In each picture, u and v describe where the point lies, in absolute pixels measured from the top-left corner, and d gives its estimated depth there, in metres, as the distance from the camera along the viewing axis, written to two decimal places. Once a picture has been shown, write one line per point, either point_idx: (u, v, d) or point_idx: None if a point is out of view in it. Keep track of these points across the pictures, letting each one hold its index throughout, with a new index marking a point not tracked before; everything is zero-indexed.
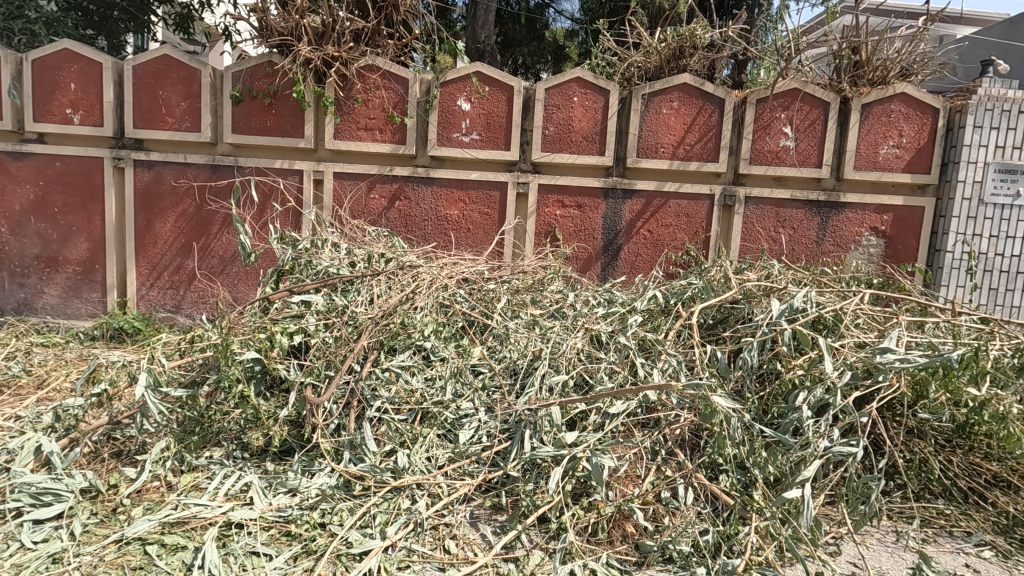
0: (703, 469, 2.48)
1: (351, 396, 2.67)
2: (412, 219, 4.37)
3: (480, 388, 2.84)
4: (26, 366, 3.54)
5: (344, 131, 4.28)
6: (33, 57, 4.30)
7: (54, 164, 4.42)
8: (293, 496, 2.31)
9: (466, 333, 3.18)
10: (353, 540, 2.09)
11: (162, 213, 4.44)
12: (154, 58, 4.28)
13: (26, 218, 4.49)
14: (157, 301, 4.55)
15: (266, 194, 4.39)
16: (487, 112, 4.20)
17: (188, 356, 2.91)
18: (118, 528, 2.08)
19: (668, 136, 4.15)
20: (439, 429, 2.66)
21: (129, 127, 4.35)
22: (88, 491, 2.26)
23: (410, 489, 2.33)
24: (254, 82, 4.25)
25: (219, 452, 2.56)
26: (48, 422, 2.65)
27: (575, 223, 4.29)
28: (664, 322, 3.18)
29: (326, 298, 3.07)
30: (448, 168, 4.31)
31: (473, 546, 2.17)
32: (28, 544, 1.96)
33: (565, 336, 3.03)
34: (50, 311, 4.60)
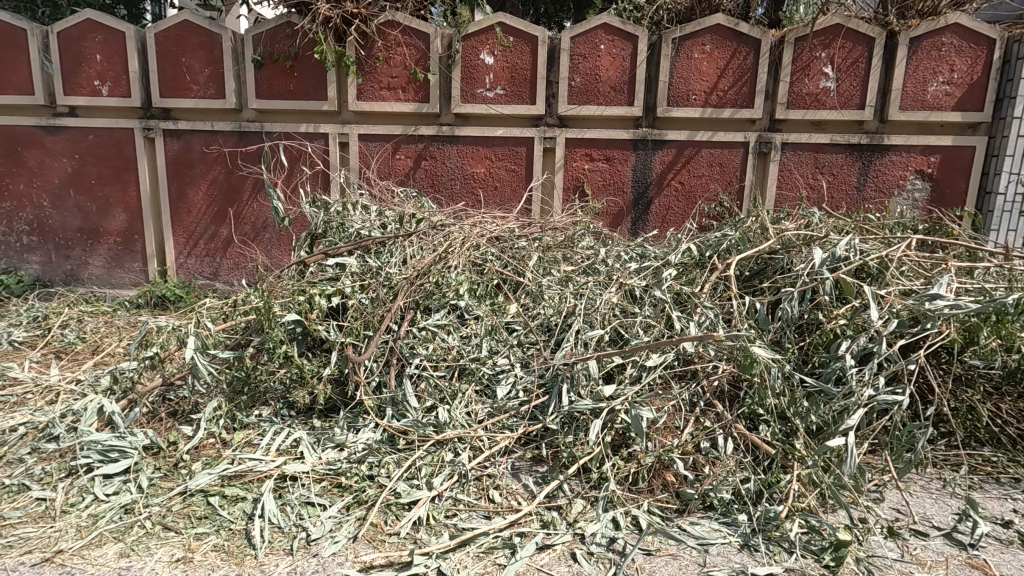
0: (743, 419, 2.46)
1: (390, 354, 2.72)
2: (438, 178, 4.33)
3: (516, 345, 2.87)
4: (80, 333, 3.72)
5: (367, 92, 4.22)
6: (58, 30, 4.34)
7: (87, 137, 4.51)
8: (341, 450, 2.39)
9: (501, 291, 3.19)
10: (401, 490, 2.17)
11: (193, 181, 4.50)
12: (175, 25, 4.26)
13: (66, 191, 4.64)
14: (195, 268, 4.67)
15: (294, 157, 4.40)
16: (511, 65, 4.08)
17: (230, 320, 2.98)
18: (181, 481, 2.20)
19: (700, 82, 3.98)
20: (477, 384, 2.71)
21: (157, 96, 4.37)
22: (150, 448, 2.38)
23: (452, 442, 2.39)
24: (275, 44, 4.20)
25: (268, 410, 2.66)
26: (106, 384, 2.77)
27: (604, 177, 4.20)
28: (699, 275, 3.13)
29: (360, 261, 3.13)
30: (472, 125, 4.24)
31: (517, 495, 2.23)
32: (101, 497, 2.09)
33: (599, 292, 3.02)
34: (96, 281, 4.80)
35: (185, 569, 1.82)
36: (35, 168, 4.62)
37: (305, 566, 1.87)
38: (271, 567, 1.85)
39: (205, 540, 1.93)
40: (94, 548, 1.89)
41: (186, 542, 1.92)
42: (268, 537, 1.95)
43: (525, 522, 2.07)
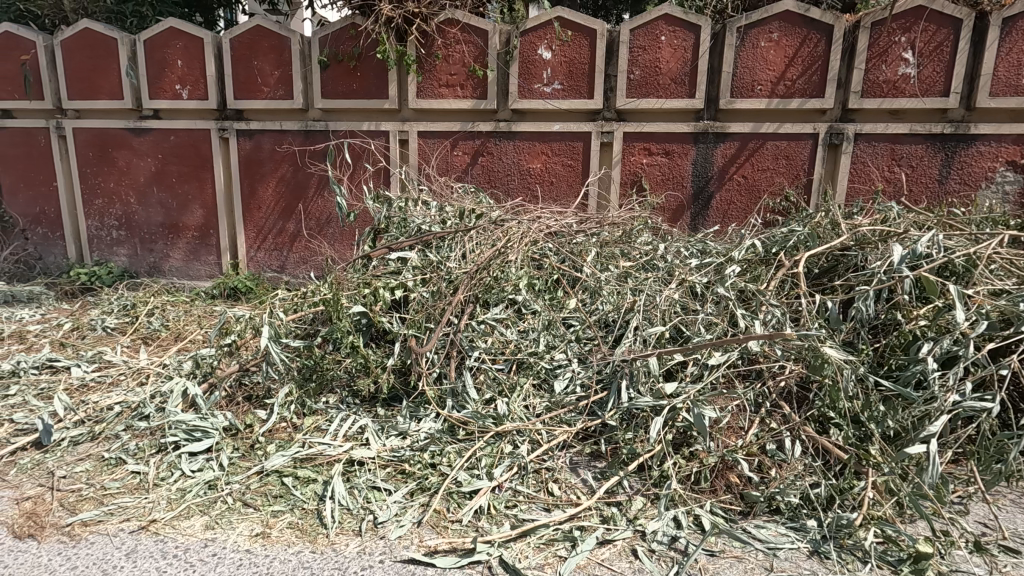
0: (812, 422, 2.36)
1: (451, 347, 2.77)
2: (495, 174, 4.38)
3: (573, 340, 2.88)
4: (164, 321, 4.00)
5: (426, 90, 4.31)
6: (144, 38, 4.67)
7: (169, 138, 4.83)
8: (404, 438, 2.47)
9: (559, 286, 3.20)
10: (462, 479, 2.21)
11: (263, 178, 4.73)
12: (248, 30, 4.48)
13: (150, 189, 4.99)
14: (264, 262, 4.91)
15: (358, 155, 4.55)
16: (569, 59, 4.05)
17: (300, 311, 3.13)
18: (258, 461, 2.33)
19: (767, 71, 3.83)
20: (535, 378, 2.73)
21: (231, 98, 4.62)
22: (229, 430, 2.54)
23: (511, 435, 2.42)
24: (339, 46, 4.36)
25: (334, 398, 2.78)
26: (188, 369, 2.97)
27: (663, 171, 4.12)
28: (765, 272, 3.02)
29: (421, 255, 3.22)
30: (530, 121, 4.25)
31: (576, 489, 2.24)
32: (188, 472, 2.25)
33: (659, 288, 2.98)
34: (175, 273, 5.14)
35: (264, 543, 1.93)
36: (124, 168, 5.00)
37: (373, 547, 1.94)
38: (341, 546, 1.94)
39: (281, 518, 2.04)
40: (183, 519, 2.03)
41: (264, 518, 2.04)
42: (338, 518, 2.04)
43: (585, 516, 2.08)
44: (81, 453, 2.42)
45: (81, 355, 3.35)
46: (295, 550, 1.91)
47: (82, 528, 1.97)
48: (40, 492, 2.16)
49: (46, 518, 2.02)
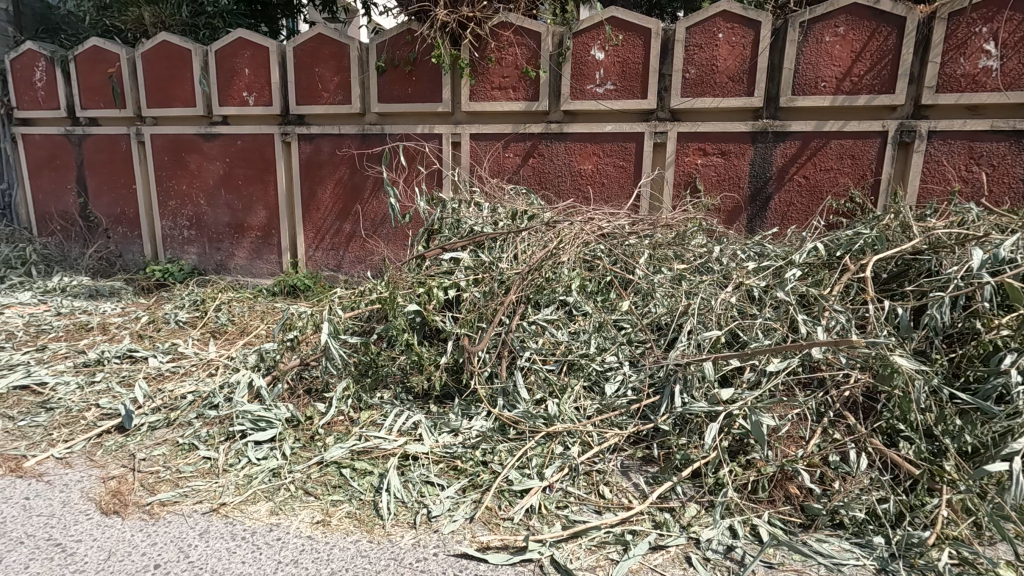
0: (879, 435, 2.25)
1: (502, 346, 2.80)
2: (546, 175, 4.38)
3: (625, 342, 2.86)
4: (230, 317, 4.23)
5: (479, 92, 4.38)
6: (215, 48, 4.94)
7: (236, 142, 5.09)
8: (456, 435, 2.52)
9: (612, 287, 3.19)
10: (513, 478, 2.24)
11: (322, 180, 4.92)
12: (310, 38, 4.67)
13: (218, 191, 5.28)
14: (322, 261, 5.11)
15: (412, 157, 4.66)
16: (623, 59, 4.01)
17: (358, 308, 3.24)
18: (318, 452, 2.43)
19: (831, 67, 3.67)
20: (586, 380, 2.73)
21: (294, 104, 4.83)
22: (291, 421, 2.66)
23: (561, 435, 2.43)
24: (396, 51, 4.48)
25: (389, 394, 2.86)
26: (254, 362, 3.13)
27: (719, 171, 4.02)
28: (828, 276, 2.90)
29: (473, 255, 3.27)
30: (582, 122, 4.24)
31: (628, 493, 2.21)
32: (254, 459, 2.37)
33: (715, 292, 2.92)
34: (240, 271, 5.41)
35: (325, 531, 2.00)
36: (195, 171, 5.31)
37: (427, 540, 1.98)
38: (397, 537, 1.99)
39: (340, 507, 2.12)
40: (250, 503, 2.13)
41: (324, 507, 2.12)
42: (394, 510, 2.10)
43: (637, 520, 2.06)
44: (158, 438, 2.59)
45: (158, 346, 3.59)
46: (353, 538, 1.98)
47: (160, 508, 2.10)
48: (123, 472, 2.32)
49: (129, 497, 2.16)
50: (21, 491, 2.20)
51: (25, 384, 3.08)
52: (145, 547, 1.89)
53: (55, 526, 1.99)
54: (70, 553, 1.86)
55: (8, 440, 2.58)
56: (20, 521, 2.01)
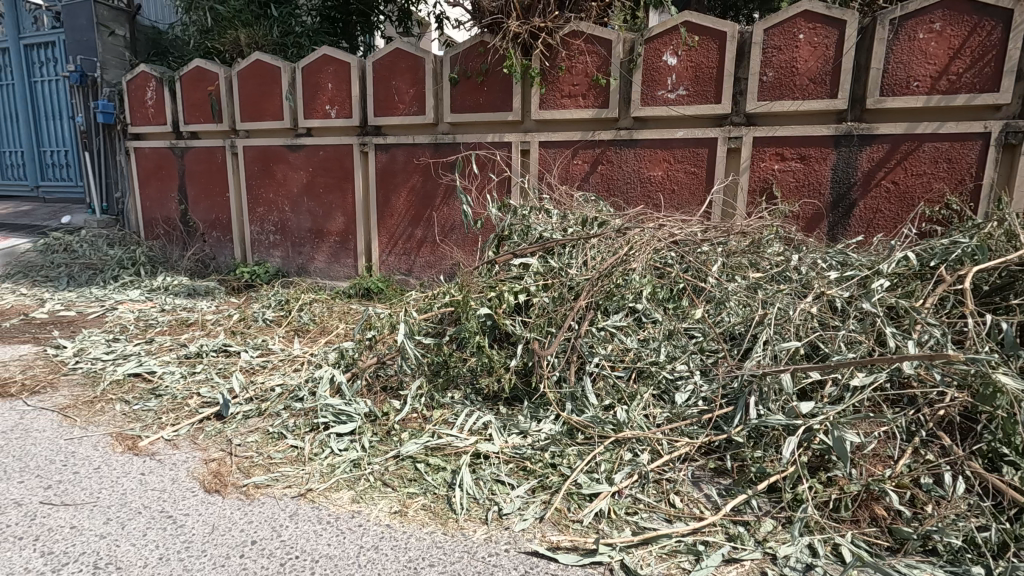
0: (980, 458, 2.10)
1: (571, 351, 2.82)
2: (615, 182, 4.38)
3: (696, 351, 2.81)
4: (311, 316, 4.50)
5: (549, 101, 4.44)
6: (302, 66, 5.30)
7: (319, 153, 5.43)
8: (525, 437, 2.57)
9: (684, 295, 3.14)
10: (582, 482, 2.26)
11: (396, 188, 5.15)
12: (388, 53, 4.92)
13: (302, 198, 5.63)
14: (395, 265, 5.32)
15: (483, 165, 4.79)
16: (696, 64, 3.95)
17: (431, 311, 3.36)
18: (395, 446, 2.55)
19: (926, 65, 3.45)
20: (655, 388, 2.70)
21: (372, 116, 5.09)
22: (369, 416, 2.81)
23: (630, 442, 2.43)
24: (469, 63, 4.64)
25: (460, 394, 2.96)
26: (335, 358, 3.32)
27: (797, 177, 3.87)
28: (920, 287, 2.74)
29: (542, 261, 3.32)
30: (652, 128, 4.20)
31: (699, 504, 2.18)
32: (336, 450, 2.52)
33: (793, 301, 2.82)
34: (319, 273, 5.74)
35: (402, 521, 2.11)
36: (281, 180, 5.69)
37: (499, 536, 2.04)
38: (469, 531, 2.06)
39: (415, 499, 2.22)
40: (334, 491, 2.27)
41: (401, 498, 2.23)
42: (466, 505, 2.18)
43: (709, 532, 2.03)
44: (252, 426, 2.80)
45: (248, 342, 3.89)
46: (428, 530, 2.06)
47: (255, 490, 2.28)
48: (222, 455, 2.54)
49: (228, 478, 2.36)
50: (137, 466, 2.44)
51: (138, 372, 3.42)
52: (243, 524, 2.06)
53: (166, 499, 2.19)
54: (179, 524, 2.04)
55: (125, 421, 2.88)
56: (137, 493, 2.23)
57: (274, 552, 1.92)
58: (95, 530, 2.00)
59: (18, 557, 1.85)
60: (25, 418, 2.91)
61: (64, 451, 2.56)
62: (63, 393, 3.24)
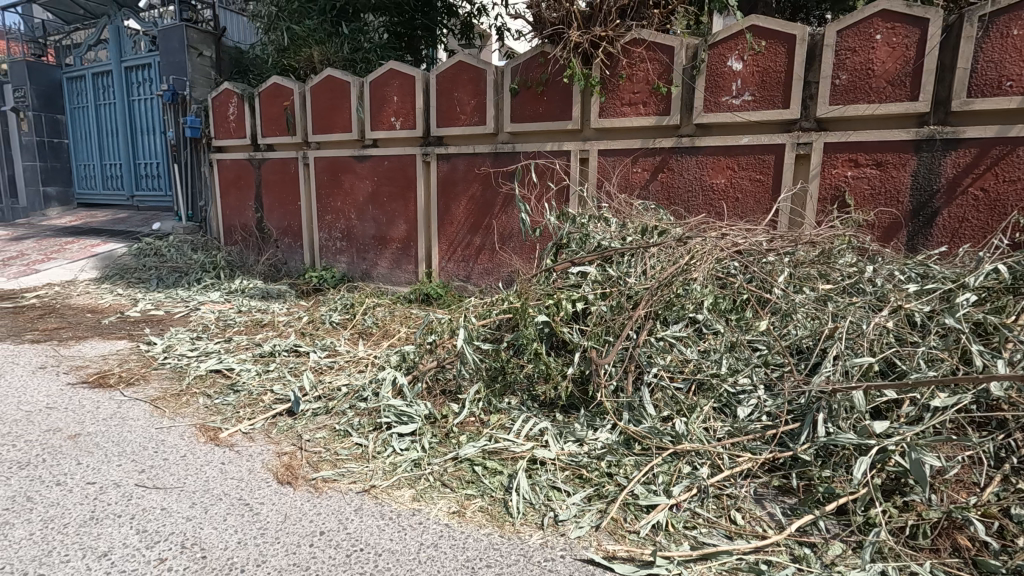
0: None
1: (629, 361, 2.80)
2: (675, 190, 4.32)
3: (760, 365, 2.73)
4: (375, 320, 4.68)
5: (609, 109, 4.44)
6: (369, 80, 5.55)
7: (384, 163, 5.66)
8: (581, 445, 2.58)
9: (748, 306, 3.06)
10: (639, 493, 2.24)
11: (456, 196, 5.28)
12: (451, 66, 5.07)
13: (367, 207, 5.88)
14: (453, 271, 5.45)
15: (542, 174, 4.84)
16: (763, 69, 3.85)
17: (489, 317, 3.43)
18: (453, 448, 2.62)
19: (1020, 63, 3.20)
20: (716, 401, 2.65)
21: (434, 127, 5.26)
22: (429, 418, 2.90)
23: (689, 455, 2.38)
24: (529, 74, 4.72)
25: (516, 400, 3.00)
26: (398, 361, 3.45)
27: (873, 184, 3.68)
28: (1013, 303, 2.56)
29: (601, 270, 3.32)
30: (715, 135, 4.12)
31: (762, 522, 2.11)
32: (398, 449, 2.62)
33: (867, 315, 2.69)
34: (382, 279, 5.96)
35: (460, 521, 2.16)
36: (348, 189, 5.96)
37: (555, 542, 2.06)
38: (525, 535, 2.09)
39: (473, 501, 2.28)
40: (396, 489, 2.36)
41: (459, 499, 2.29)
42: (522, 509, 2.21)
43: (772, 551, 1.96)
44: (320, 423, 2.96)
45: (317, 343, 4.10)
46: (485, 532, 2.11)
47: (323, 483, 2.40)
48: (293, 449, 2.69)
49: (299, 471, 2.50)
50: (218, 456, 2.63)
51: (218, 368, 3.67)
52: (312, 515, 2.18)
53: (244, 488, 2.35)
54: (255, 512, 2.18)
55: (207, 413, 3.10)
56: (218, 481, 2.40)
57: (341, 543, 2.02)
58: (183, 513, 2.17)
59: (118, 533, 2.04)
60: (121, 407, 3.19)
61: (155, 439, 2.79)
62: (154, 385, 3.53)
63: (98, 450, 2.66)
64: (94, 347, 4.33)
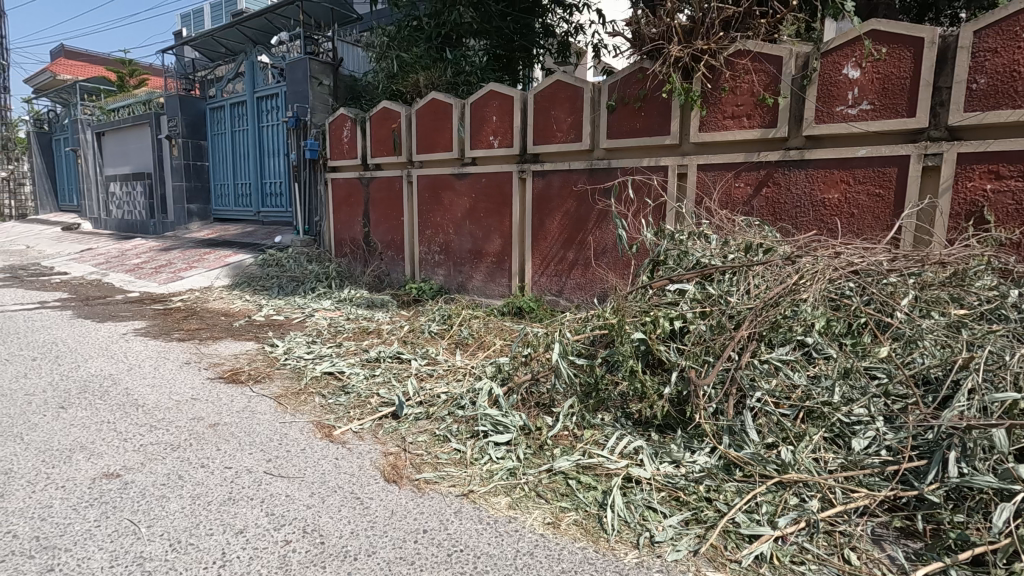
0: None
1: (730, 383, 2.70)
2: (781, 206, 4.12)
3: (879, 394, 2.53)
4: (471, 331, 4.87)
5: (710, 122, 4.33)
6: (470, 102, 5.83)
7: (482, 180, 5.89)
8: (678, 467, 2.53)
9: (865, 330, 2.85)
10: (741, 521, 2.15)
11: (551, 212, 5.38)
12: (549, 85, 5.21)
13: (464, 222, 6.14)
14: (546, 286, 5.52)
15: (639, 190, 4.81)
16: (884, 75, 3.59)
17: (584, 332, 3.46)
18: (547, 461, 2.68)
19: None
20: (827, 431, 2.49)
21: (531, 145, 5.40)
22: (523, 429, 2.98)
23: (797, 486, 2.26)
24: (627, 90, 4.73)
25: (610, 416, 3.00)
26: (494, 372, 3.56)
27: (1019, 199, 3.30)
28: None
29: (700, 288, 3.24)
30: (828, 147, 3.89)
31: (881, 565, 1.95)
32: (494, 457, 2.72)
33: (1011, 346, 2.42)
34: (476, 291, 6.17)
35: (555, 532, 2.20)
36: (448, 205, 6.27)
37: (651, 562, 2.03)
38: (620, 553, 2.08)
39: (567, 514, 2.31)
40: (493, 495, 2.45)
41: (554, 510, 2.33)
42: (617, 526, 2.20)
43: None
44: (421, 427, 3.13)
45: (418, 351, 4.33)
46: (580, 545, 2.13)
47: (425, 484, 2.55)
48: (398, 450, 2.88)
49: (403, 471, 2.67)
50: (332, 451, 2.87)
51: (331, 371, 3.99)
52: (416, 513, 2.32)
53: (355, 482, 2.55)
54: (366, 506, 2.36)
55: (322, 411, 3.39)
56: (333, 474, 2.62)
57: (443, 542, 2.13)
58: (303, 500, 2.39)
59: (251, 514, 2.29)
60: (251, 401, 3.57)
61: (279, 432, 3.09)
62: (277, 383, 3.91)
63: (233, 438, 2.99)
64: (227, 347, 4.87)
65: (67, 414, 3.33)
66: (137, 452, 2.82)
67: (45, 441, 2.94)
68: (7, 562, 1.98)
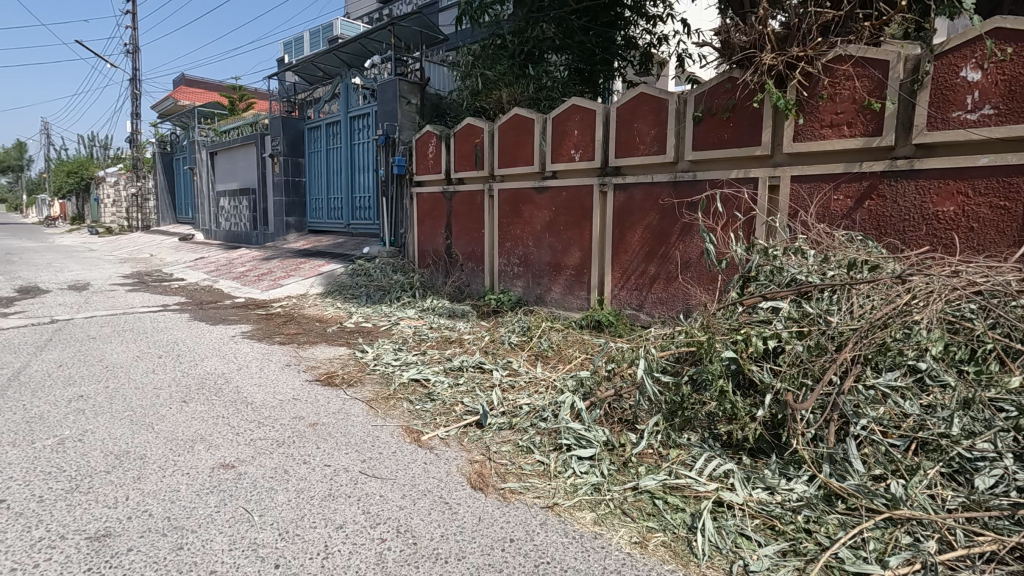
0: None
1: (831, 410, 2.56)
2: (887, 220, 3.85)
3: (1006, 429, 2.28)
4: (551, 343, 4.90)
5: (806, 132, 4.12)
6: (552, 116, 5.91)
7: (562, 193, 5.94)
8: (772, 494, 2.41)
9: (990, 357, 2.59)
10: (845, 556, 2.01)
11: (632, 225, 5.32)
12: (632, 97, 5.18)
13: (544, 234, 6.20)
14: (626, 300, 5.45)
15: (727, 203, 4.66)
16: (1011, 77, 3.29)
17: (670, 348, 3.39)
18: (633, 478, 2.65)
19: None
20: (944, 466, 2.29)
21: (612, 158, 5.38)
22: (607, 444, 2.96)
23: (910, 524, 2.09)
24: (714, 100, 4.61)
25: (697, 436, 2.91)
26: (576, 386, 3.57)
27: None
28: None
29: (795, 306, 3.09)
30: (942, 156, 3.59)
31: None
32: (578, 472, 2.72)
33: None
34: (554, 303, 6.20)
35: (643, 553, 2.17)
36: (528, 218, 6.36)
37: None
38: None
39: (654, 534, 2.27)
40: (578, 509, 2.45)
41: (641, 529, 2.30)
42: (708, 552, 2.13)
43: None
44: (504, 437, 3.19)
45: (499, 362, 4.42)
46: (669, 568, 2.08)
47: (511, 494, 2.60)
48: (482, 458, 2.95)
49: (488, 479, 2.73)
50: (421, 456, 2.99)
51: (417, 378, 4.16)
52: (502, 521, 2.37)
53: (443, 487, 2.64)
54: (454, 511, 2.44)
55: (410, 416, 3.55)
56: (423, 478, 2.74)
57: (529, 552, 2.16)
58: (396, 501, 2.51)
59: (349, 511, 2.43)
60: (345, 403, 3.79)
61: (371, 434, 3.27)
62: (368, 387, 4.13)
63: (330, 438, 3.19)
64: (322, 351, 5.20)
65: (188, 408, 3.69)
66: (248, 446, 3.08)
67: (172, 431, 3.28)
68: (146, 538, 2.23)
